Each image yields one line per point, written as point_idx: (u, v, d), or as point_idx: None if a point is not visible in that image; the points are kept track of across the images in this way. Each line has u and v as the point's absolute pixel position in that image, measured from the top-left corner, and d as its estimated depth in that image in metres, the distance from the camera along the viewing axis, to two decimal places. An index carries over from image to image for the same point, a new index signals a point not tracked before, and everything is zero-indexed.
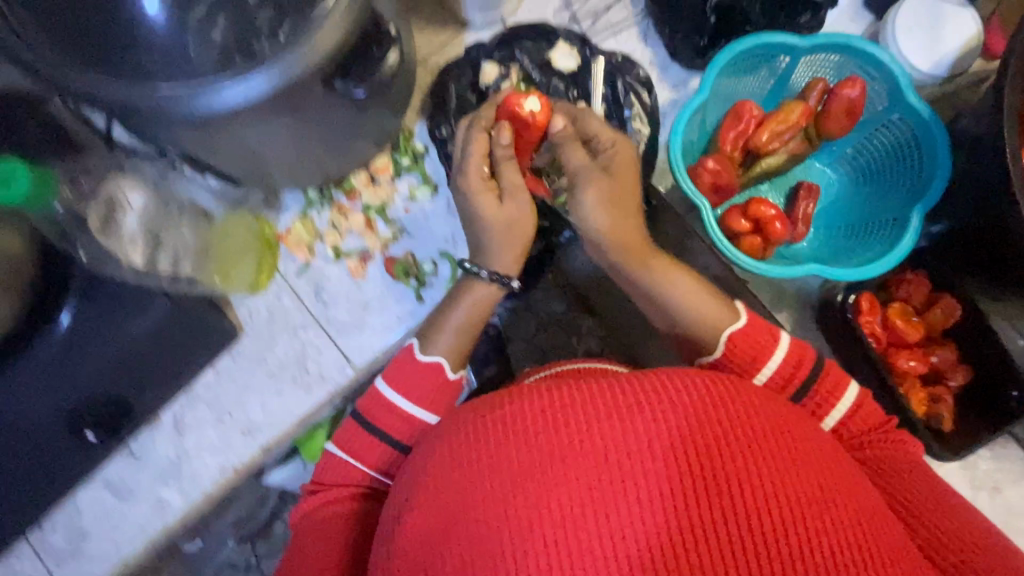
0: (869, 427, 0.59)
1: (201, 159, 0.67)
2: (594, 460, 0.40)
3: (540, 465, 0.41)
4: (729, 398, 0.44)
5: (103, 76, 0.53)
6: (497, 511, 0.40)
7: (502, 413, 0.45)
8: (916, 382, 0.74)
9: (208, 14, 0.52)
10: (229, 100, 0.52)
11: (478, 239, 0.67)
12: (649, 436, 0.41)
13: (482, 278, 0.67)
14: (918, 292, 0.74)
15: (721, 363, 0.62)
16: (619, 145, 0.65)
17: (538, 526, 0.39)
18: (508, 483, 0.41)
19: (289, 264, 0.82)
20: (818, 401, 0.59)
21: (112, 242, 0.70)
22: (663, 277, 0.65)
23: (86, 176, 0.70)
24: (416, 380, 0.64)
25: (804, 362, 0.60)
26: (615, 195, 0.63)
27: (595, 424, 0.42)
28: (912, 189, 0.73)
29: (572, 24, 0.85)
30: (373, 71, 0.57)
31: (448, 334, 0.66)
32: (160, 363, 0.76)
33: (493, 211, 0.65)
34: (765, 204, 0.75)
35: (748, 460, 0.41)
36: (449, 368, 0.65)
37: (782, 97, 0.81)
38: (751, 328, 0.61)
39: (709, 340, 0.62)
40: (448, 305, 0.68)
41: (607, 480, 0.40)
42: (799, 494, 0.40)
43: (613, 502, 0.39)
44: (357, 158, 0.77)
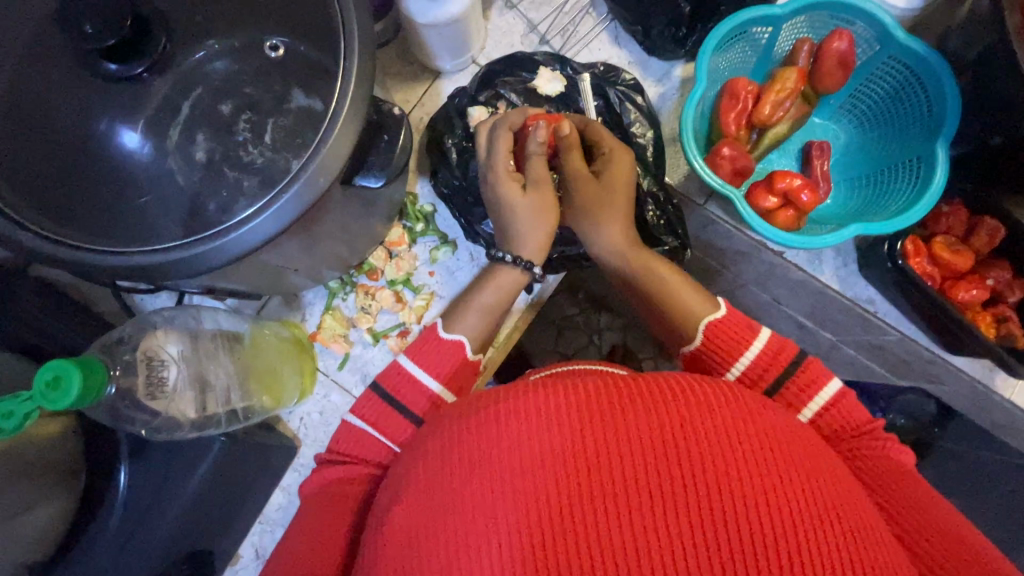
0: (842, 427, 0.58)
1: (222, 284, 0.64)
2: (506, 471, 0.43)
3: (469, 476, 0.44)
4: (670, 393, 0.46)
5: (122, 246, 0.51)
6: (454, 509, 0.43)
7: (479, 420, 0.47)
8: (978, 307, 0.74)
9: (185, 134, 0.53)
10: (262, 231, 0.50)
11: (513, 236, 0.69)
12: (593, 437, 0.44)
13: (510, 263, 0.69)
14: (958, 222, 0.75)
15: (699, 352, 0.65)
16: (618, 149, 0.70)
17: (487, 532, 0.42)
18: (453, 488, 0.44)
19: (329, 360, 0.79)
20: (796, 389, 0.59)
21: (163, 404, 0.60)
22: (642, 265, 0.69)
23: (122, 345, 0.60)
24: (438, 357, 0.65)
25: (787, 352, 0.61)
26: (610, 198, 0.69)
27: (551, 429, 0.44)
28: (924, 123, 0.74)
29: (544, 45, 0.84)
30: (389, 156, 0.55)
31: (473, 315, 0.68)
32: (229, 504, 0.70)
33: (518, 211, 0.68)
34: (788, 175, 0.73)
35: (676, 447, 0.43)
36: (469, 349, 0.67)
37: (769, 65, 0.81)
38: (729, 318, 0.64)
39: (690, 327, 0.66)
40: (472, 287, 0.70)
41: (508, 488, 0.42)
42: (736, 480, 0.42)
43: (506, 510, 0.42)
44: (371, 236, 0.74)
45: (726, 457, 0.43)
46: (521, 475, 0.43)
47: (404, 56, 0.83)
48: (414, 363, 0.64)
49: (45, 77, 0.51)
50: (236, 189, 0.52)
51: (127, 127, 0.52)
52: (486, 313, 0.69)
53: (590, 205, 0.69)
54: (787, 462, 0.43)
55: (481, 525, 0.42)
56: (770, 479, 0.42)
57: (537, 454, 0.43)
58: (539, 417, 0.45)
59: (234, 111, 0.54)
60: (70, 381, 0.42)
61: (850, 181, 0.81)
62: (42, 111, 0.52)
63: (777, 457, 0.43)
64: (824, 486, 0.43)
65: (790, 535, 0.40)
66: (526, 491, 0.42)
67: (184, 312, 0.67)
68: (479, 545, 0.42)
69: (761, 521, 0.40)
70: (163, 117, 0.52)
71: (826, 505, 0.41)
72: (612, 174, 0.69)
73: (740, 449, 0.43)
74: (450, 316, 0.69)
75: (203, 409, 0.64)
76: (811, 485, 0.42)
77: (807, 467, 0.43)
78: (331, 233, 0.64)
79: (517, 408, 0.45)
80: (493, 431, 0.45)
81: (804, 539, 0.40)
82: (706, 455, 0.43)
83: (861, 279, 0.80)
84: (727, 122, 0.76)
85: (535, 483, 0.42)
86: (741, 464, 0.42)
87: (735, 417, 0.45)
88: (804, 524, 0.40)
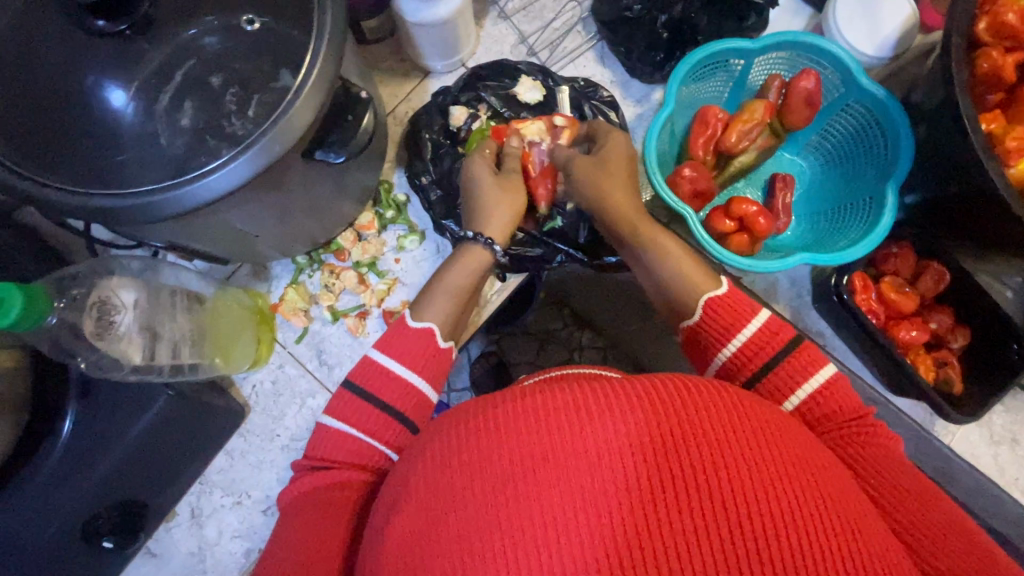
0: (834, 412, 0.57)
1: (187, 244, 0.67)
2: (512, 474, 0.43)
3: (430, 472, 0.46)
4: (690, 402, 0.46)
5: (90, 190, 0.54)
6: (401, 497, 0.47)
7: (448, 420, 0.50)
8: (920, 349, 0.76)
9: (173, 102, 0.57)
10: (217, 187, 0.53)
11: (484, 203, 0.74)
12: (616, 438, 0.43)
13: (471, 237, 0.73)
14: (906, 264, 0.77)
15: (697, 326, 0.65)
16: (613, 135, 0.76)
17: (455, 523, 0.43)
18: (424, 476, 0.47)
19: (288, 333, 0.82)
20: (784, 375, 0.59)
21: (109, 346, 0.61)
22: (655, 244, 0.71)
23: (72, 283, 0.60)
24: (404, 342, 0.66)
25: (786, 333, 0.61)
26: (603, 168, 0.74)
27: (588, 425, 0.44)
28: (882, 166, 0.76)
29: (531, 56, 0.88)
30: (352, 134, 0.58)
31: (440, 299, 0.71)
32: (165, 459, 0.71)
33: (494, 185, 0.75)
34: (746, 202, 0.76)
35: (724, 463, 0.43)
36: (439, 337, 0.68)
37: (743, 96, 0.85)
38: (730, 295, 0.64)
39: (690, 302, 0.67)
40: (442, 270, 0.73)
41: (517, 493, 0.42)
42: (780, 501, 0.42)
43: (516, 512, 0.42)
44: (342, 217, 0.77)
45: (761, 476, 0.43)
46: (553, 467, 0.43)
47: (396, 53, 0.87)
48: (387, 357, 0.65)
49: (41, 33, 0.55)
50: (208, 157, 0.56)
51: (115, 85, 0.55)
52: (450, 294, 0.71)
53: (583, 170, 0.74)
54: (824, 490, 0.43)
55: (479, 496, 0.43)
56: (806, 504, 0.42)
57: (571, 446, 0.43)
58: (570, 414, 0.45)
59: (223, 84, 0.57)
60: (10, 302, 0.45)
61: (811, 216, 0.84)
62: (34, 63, 0.55)
63: (814, 482, 0.44)
64: (855, 515, 0.43)
65: (829, 562, 0.40)
66: (561, 484, 0.42)
67: (147, 264, 0.68)
68: (462, 507, 0.43)
69: (789, 536, 0.40)
70: (153, 85, 0.56)
71: (859, 534, 0.42)
72: (609, 151, 0.75)
73: (774, 467, 0.43)
74: (419, 306, 0.70)
75: (150, 357, 0.64)
76: (844, 512, 0.43)
77: (836, 495, 0.44)
78: (298, 206, 0.67)
79: (489, 415, 0.47)
80: (503, 419, 0.46)
81: (823, 554, 0.40)
82: (753, 473, 0.43)
83: (813, 312, 0.82)
84: (695, 146, 0.79)
85: (571, 479, 0.42)
86: (778, 486, 0.42)
87: (775, 438, 0.45)
88: (827, 543, 0.41)
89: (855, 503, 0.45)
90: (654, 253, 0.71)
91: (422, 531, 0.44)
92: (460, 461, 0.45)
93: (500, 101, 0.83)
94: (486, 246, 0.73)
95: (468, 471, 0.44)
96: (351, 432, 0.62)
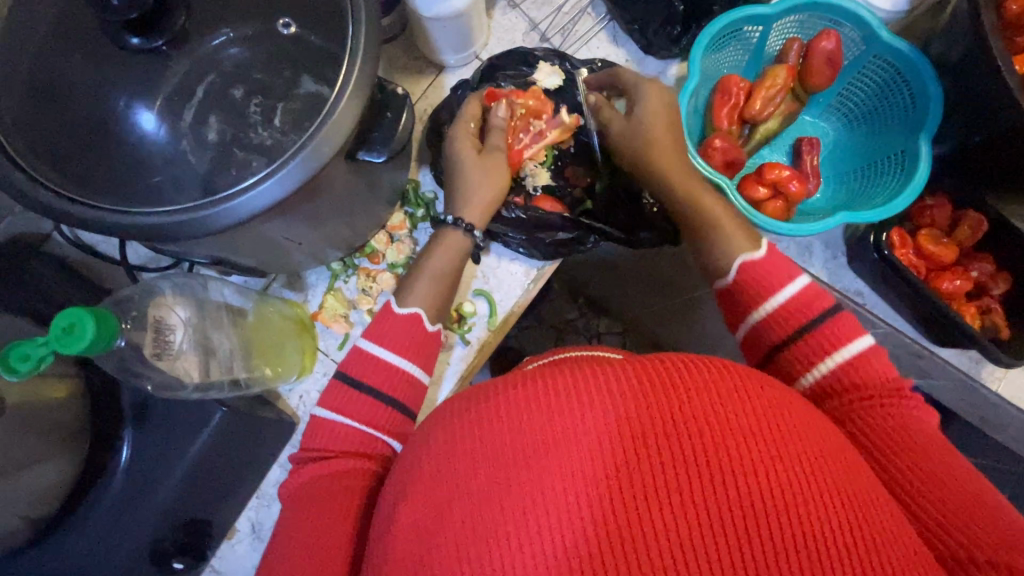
0: (856, 385, 0.57)
1: (229, 258, 0.67)
2: (524, 459, 0.44)
3: (491, 461, 0.45)
4: (682, 376, 0.47)
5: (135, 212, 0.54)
6: (469, 490, 0.45)
7: (494, 402, 0.48)
8: (963, 298, 0.76)
9: (197, 117, 0.55)
10: (272, 193, 0.52)
11: (467, 186, 0.74)
12: (611, 419, 0.45)
13: (452, 224, 0.73)
14: (943, 215, 0.77)
15: (732, 287, 0.67)
16: (649, 90, 0.75)
17: (492, 511, 0.44)
18: (491, 466, 0.45)
19: (330, 340, 0.81)
20: (810, 347, 0.61)
21: (169, 365, 0.62)
22: (697, 197, 0.72)
23: (130, 305, 0.61)
24: (405, 335, 0.69)
25: (822, 301, 0.62)
26: (646, 125, 0.74)
27: (577, 412, 0.45)
28: (910, 119, 0.76)
29: (544, 42, 0.87)
30: (392, 133, 0.58)
31: (423, 283, 0.72)
32: (223, 478, 0.71)
33: (477, 168, 0.74)
34: (778, 167, 0.76)
35: (708, 439, 0.44)
36: (427, 320, 0.70)
37: (761, 63, 0.85)
38: (770, 258, 0.66)
39: (727, 261, 0.68)
40: (425, 254, 0.74)
41: (528, 478, 0.44)
42: (766, 472, 0.43)
43: (527, 497, 0.43)
44: (375, 219, 0.77)
45: (758, 445, 0.43)
46: (560, 449, 0.44)
47: (409, 51, 0.87)
48: (389, 352, 0.67)
49: (70, 57, 0.54)
50: (245, 166, 0.55)
51: (143, 108, 0.54)
52: (437, 279, 0.72)
53: (630, 127, 0.75)
54: (812, 454, 0.44)
55: (520, 479, 0.44)
56: (803, 470, 0.43)
57: (566, 434, 0.44)
58: (574, 396, 0.46)
59: (245, 95, 0.55)
60: (83, 327, 0.44)
61: (839, 177, 0.84)
62: (64, 89, 0.55)
63: (801, 448, 0.44)
64: (848, 476, 0.45)
65: (823, 522, 0.41)
66: (567, 465, 0.43)
67: (193, 280, 0.69)
68: (517, 495, 0.43)
69: (785, 502, 0.42)
70: (176, 101, 0.54)
71: (854, 496, 0.43)
72: (648, 105, 0.75)
73: (772, 436, 0.44)
74: (404, 290, 0.72)
75: (206, 374, 0.66)
76: (833, 471, 0.44)
77: (834, 460, 0.45)
78: (336, 212, 0.67)
79: (505, 401, 0.48)
80: (520, 403, 0.47)
81: (818, 517, 0.42)
82: (739, 447, 0.43)
83: (849, 272, 0.82)
84: (719, 116, 0.79)
85: (574, 459, 0.43)
86: (773, 454, 0.43)
87: (772, 406, 0.46)
88: (821, 506, 0.42)
89: (854, 465, 0.47)
90: (696, 205, 0.72)
91: (498, 525, 0.43)
92: (514, 443, 0.45)
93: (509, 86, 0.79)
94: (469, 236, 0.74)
95: (522, 454, 0.45)
96: (363, 428, 0.65)
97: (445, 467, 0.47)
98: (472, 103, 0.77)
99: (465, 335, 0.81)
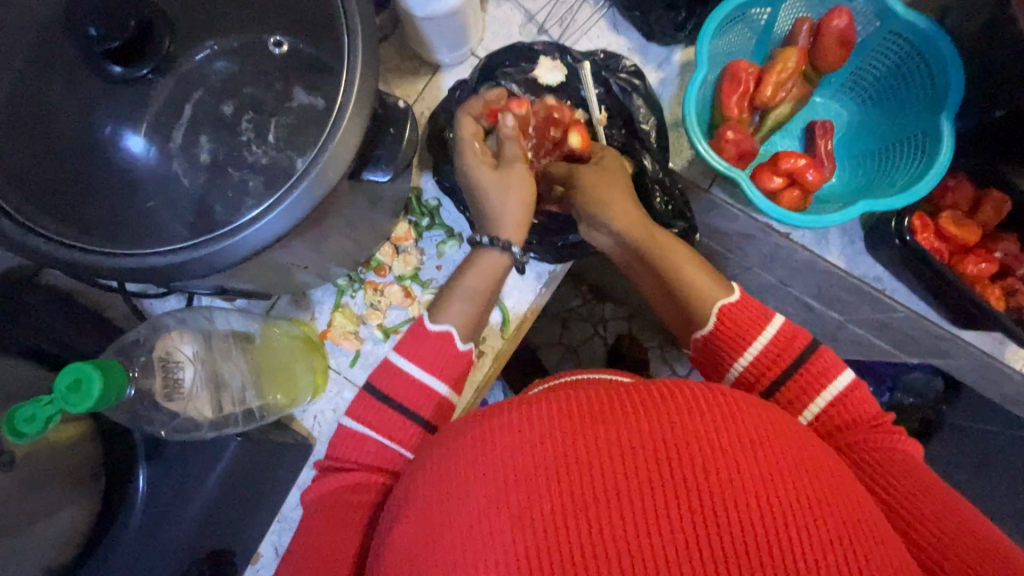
0: (844, 426, 0.58)
1: (232, 285, 0.64)
2: (511, 487, 0.43)
3: (480, 489, 0.44)
4: (669, 399, 0.46)
5: (120, 253, 0.51)
6: (462, 520, 0.43)
7: (487, 428, 0.47)
8: (986, 280, 0.75)
9: (189, 137, 0.52)
10: (274, 228, 0.50)
11: (496, 207, 0.68)
12: (597, 445, 0.44)
13: (488, 244, 0.69)
14: (964, 196, 0.75)
15: (711, 338, 0.64)
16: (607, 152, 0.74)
17: (477, 541, 0.42)
18: (486, 495, 0.44)
19: (340, 358, 0.79)
20: (794, 391, 0.59)
21: (179, 405, 0.61)
22: (667, 250, 0.69)
23: (137, 347, 0.61)
24: (433, 352, 0.65)
25: (800, 340, 0.61)
26: (609, 181, 0.71)
27: (545, 445, 0.44)
28: (928, 97, 0.73)
29: (542, 34, 0.84)
30: (395, 149, 0.55)
31: (460, 303, 0.68)
32: (242, 507, 0.70)
33: (501, 185, 0.68)
34: (793, 156, 0.74)
35: (695, 462, 0.42)
36: (459, 339, 0.67)
37: (769, 46, 0.81)
38: (744, 301, 0.64)
39: (704, 312, 0.65)
40: (460, 271, 0.70)
41: (512, 507, 0.42)
42: (731, 492, 0.41)
43: (511, 527, 0.42)
44: (379, 232, 0.75)
45: (746, 466, 0.42)
46: (550, 477, 0.43)
47: (402, 51, 0.83)
48: (416, 367, 0.64)
49: (50, 91, 0.51)
50: (242, 189, 0.52)
51: (130, 131, 0.51)
52: (473, 299, 0.68)
53: (594, 181, 0.71)
54: (803, 474, 0.43)
55: (511, 509, 0.42)
56: (796, 493, 0.41)
57: (535, 470, 0.43)
58: (562, 422, 0.45)
59: (235, 111, 0.52)
60: (90, 381, 0.43)
61: (854, 160, 0.82)
62: (44, 121, 0.52)
63: (786, 469, 0.42)
64: (845, 497, 0.43)
65: (816, 547, 0.40)
66: (553, 493, 0.42)
67: (198, 312, 0.67)
68: (496, 544, 0.42)
69: (774, 526, 0.40)
70: (165, 121, 0.51)
71: (851, 519, 0.41)
72: (608, 162, 0.73)
73: (761, 458, 0.43)
74: (438, 307, 0.68)
75: (219, 409, 0.64)
76: (829, 493, 0.42)
77: (830, 482, 0.43)
78: (340, 231, 0.65)
79: (494, 427, 0.47)
80: (511, 429, 0.46)
81: (811, 543, 0.40)
82: (698, 470, 0.42)
83: (868, 258, 0.80)
84: (729, 105, 0.76)
85: (559, 486, 0.42)
86: (762, 475, 0.42)
87: (763, 427, 0.45)
88: (816, 532, 0.40)
89: (850, 485, 0.45)
90: (666, 262, 0.68)
91: (486, 558, 0.42)
92: (507, 470, 0.44)
93: (498, 94, 0.71)
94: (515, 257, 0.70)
95: (515, 482, 0.43)
96: (386, 443, 0.63)
97: (444, 501, 0.45)
98: (469, 121, 0.69)
99: (480, 345, 0.79)
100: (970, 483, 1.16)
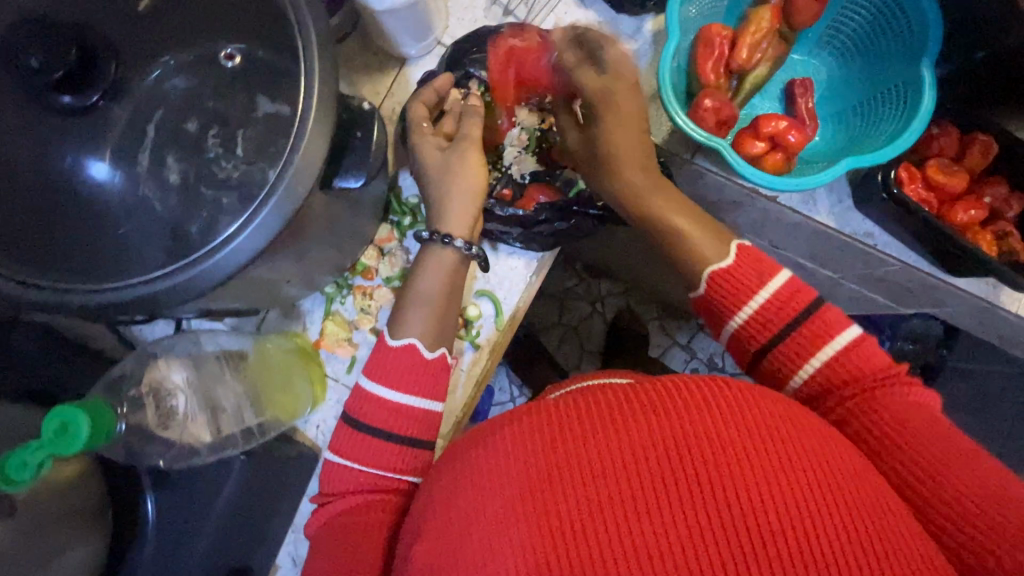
0: (849, 380, 0.58)
1: (215, 307, 0.63)
2: (518, 499, 0.44)
3: (489, 505, 0.44)
4: (667, 396, 0.47)
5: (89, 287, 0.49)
6: (475, 536, 0.44)
7: (489, 444, 0.48)
8: (979, 227, 0.74)
9: (154, 158, 0.50)
10: (244, 249, 0.48)
11: (441, 202, 0.68)
12: (600, 448, 0.44)
13: (430, 241, 0.67)
14: (951, 142, 0.74)
15: (706, 298, 0.65)
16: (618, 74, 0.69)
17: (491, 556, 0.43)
18: (495, 511, 0.44)
19: (336, 366, 0.76)
20: (814, 350, 0.59)
21: (175, 431, 0.66)
22: (661, 207, 0.69)
23: (127, 382, 0.66)
24: (410, 373, 0.63)
25: (804, 294, 0.61)
26: (615, 125, 0.69)
27: (546, 453, 0.45)
28: (906, 45, 0.72)
29: (507, 16, 0.81)
30: (365, 153, 0.54)
31: (417, 312, 0.66)
32: (253, 525, 0.70)
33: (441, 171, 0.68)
34: (773, 118, 0.72)
35: (696, 457, 0.43)
36: (424, 349, 0.65)
37: (741, 6, 0.79)
38: (739, 263, 0.64)
39: (697, 272, 0.66)
40: (413, 275, 0.68)
41: (522, 519, 0.43)
42: (735, 482, 0.42)
43: (522, 538, 0.42)
44: (361, 236, 0.73)
45: (746, 455, 0.43)
46: (557, 486, 0.43)
47: (365, 47, 0.81)
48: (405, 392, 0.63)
49: None
50: (215, 208, 0.50)
51: (93, 157, 0.49)
52: (429, 304, 0.67)
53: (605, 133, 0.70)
54: (803, 455, 0.44)
55: (519, 522, 0.43)
56: (798, 475, 0.42)
57: (539, 479, 0.44)
58: (563, 430, 0.46)
59: (200, 127, 0.51)
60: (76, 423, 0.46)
61: (836, 117, 0.80)
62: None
63: (787, 452, 0.43)
64: (849, 474, 0.44)
65: (822, 526, 0.41)
66: (559, 500, 0.43)
67: (186, 338, 0.71)
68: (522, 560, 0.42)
69: (779, 510, 0.41)
70: (128, 148, 0.50)
71: (853, 493, 0.42)
72: (620, 93, 0.68)
73: (761, 444, 0.44)
74: (397, 321, 0.67)
75: (218, 431, 0.68)
76: (830, 471, 0.43)
77: (831, 458, 0.44)
78: (322, 240, 0.63)
79: (496, 442, 0.47)
80: (513, 443, 0.47)
81: (816, 523, 0.41)
82: (703, 464, 0.43)
83: (858, 214, 0.79)
84: (705, 70, 0.74)
85: (564, 492, 0.43)
86: (763, 461, 0.43)
87: (761, 413, 0.46)
88: (819, 510, 0.41)
89: (852, 460, 0.46)
90: (664, 219, 0.69)
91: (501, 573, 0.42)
92: (512, 482, 0.44)
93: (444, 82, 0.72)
94: (462, 251, 0.68)
95: (521, 493, 0.44)
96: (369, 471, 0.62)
97: (469, 525, 0.45)
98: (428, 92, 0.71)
99: (475, 338, 0.78)
100: (975, 425, 1.16)
